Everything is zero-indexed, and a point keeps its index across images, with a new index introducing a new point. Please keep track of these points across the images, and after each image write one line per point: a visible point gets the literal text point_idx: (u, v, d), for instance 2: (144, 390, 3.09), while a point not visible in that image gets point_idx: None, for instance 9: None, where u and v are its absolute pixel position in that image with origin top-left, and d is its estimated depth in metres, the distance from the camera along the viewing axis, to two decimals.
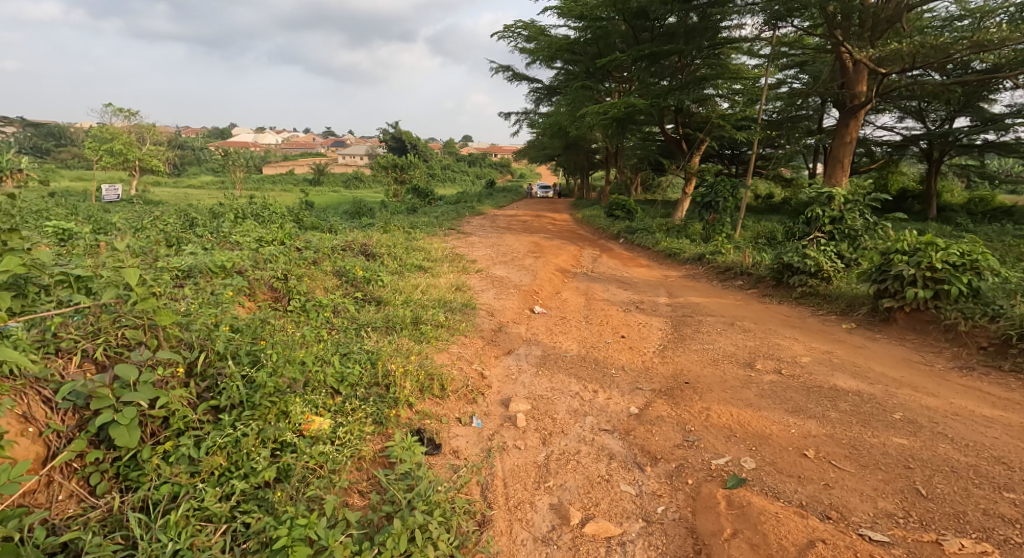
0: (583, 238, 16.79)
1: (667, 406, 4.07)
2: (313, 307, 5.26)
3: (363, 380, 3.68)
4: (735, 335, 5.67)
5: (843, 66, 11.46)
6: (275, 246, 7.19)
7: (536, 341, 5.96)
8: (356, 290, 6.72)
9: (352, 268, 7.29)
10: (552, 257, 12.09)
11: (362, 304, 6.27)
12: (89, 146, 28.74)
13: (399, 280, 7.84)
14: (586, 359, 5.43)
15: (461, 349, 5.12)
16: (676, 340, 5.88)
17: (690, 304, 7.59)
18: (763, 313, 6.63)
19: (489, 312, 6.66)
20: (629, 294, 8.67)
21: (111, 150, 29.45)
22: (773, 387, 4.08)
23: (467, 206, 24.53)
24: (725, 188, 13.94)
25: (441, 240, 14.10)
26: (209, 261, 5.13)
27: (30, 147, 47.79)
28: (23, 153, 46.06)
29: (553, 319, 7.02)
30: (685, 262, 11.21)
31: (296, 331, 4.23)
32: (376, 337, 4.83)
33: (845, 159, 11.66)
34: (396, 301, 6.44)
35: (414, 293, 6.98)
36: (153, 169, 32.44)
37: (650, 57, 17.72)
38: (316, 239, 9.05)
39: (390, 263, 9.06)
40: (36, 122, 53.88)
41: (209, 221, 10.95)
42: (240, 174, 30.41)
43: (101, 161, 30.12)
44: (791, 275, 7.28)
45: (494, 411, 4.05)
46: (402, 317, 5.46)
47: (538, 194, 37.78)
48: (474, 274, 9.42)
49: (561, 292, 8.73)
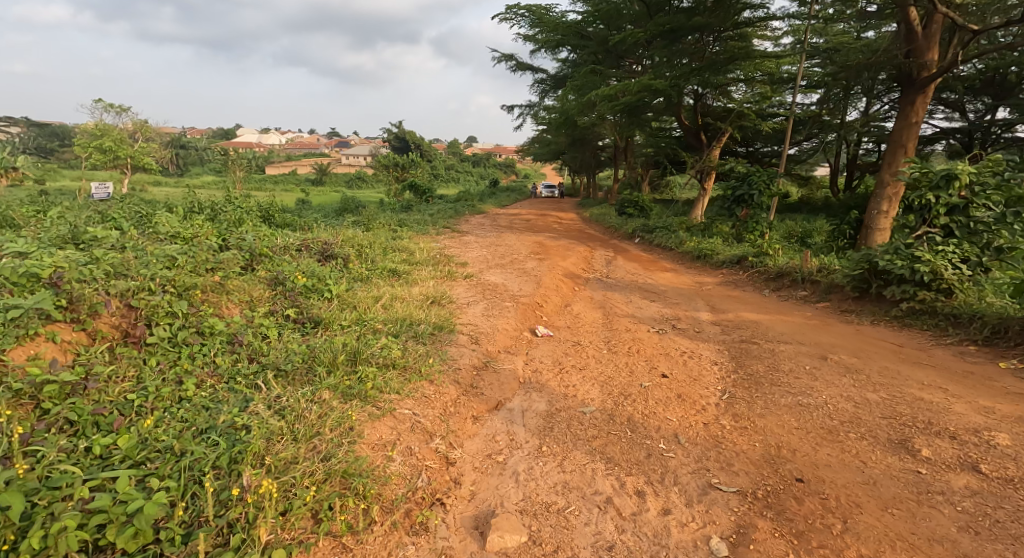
0: (593, 238, 14.89)
1: (782, 544, 2.20)
2: (184, 343, 3.38)
3: (172, 523, 1.97)
4: (838, 380, 3.74)
5: (909, 31, 9.46)
6: (189, 245, 5.35)
7: (539, 386, 4.03)
8: (288, 306, 4.82)
9: (292, 275, 5.45)
10: (560, 259, 10.21)
11: (284, 332, 4.36)
12: (79, 144, 27.37)
13: (358, 290, 5.96)
14: (615, 418, 3.51)
15: (415, 409, 3.20)
16: (747, 385, 3.93)
17: (747, 324, 5.67)
18: (856, 340, 4.72)
19: (471, 337, 4.75)
20: (659, 308, 6.77)
21: (101, 147, 28.14)
22: (983, 508, 2.27)
23: (466, 204, 22.67)
24: (760, 180, 11.80)
25: (431, 240, 12.24)
26: (18, 264, 3.24)
27: (34, 146, 46.80)
28: (27, 153, 45.09)
29: (562, 345, 5.14)
30: (718, 265, 9.33)
31: (79, 416, 2.46)
32: (270, 400, 2.95)
33: (908, 143, 9.69)
34: (339, 326, 4.54)
35: (371, 311, 5.09)
36: (145, 168, 30.91)
37: (668, 36, 15.80)
38: (263, 239, 7.19)
39: (356, 269, 7.20)
40: (41, 123, 52.71)
41: (154, 216, 9.13)
42: (232, 173, 28.73)
43: (93, 159, 28.76)
44: (888, 286, 5.40)
45: (460, 548, 2.27)
46: (329, 355, 3.53)
47: (542, 194, 35.85)
48: (462, 281, 7.52)
49: (570, 304, 6.87)
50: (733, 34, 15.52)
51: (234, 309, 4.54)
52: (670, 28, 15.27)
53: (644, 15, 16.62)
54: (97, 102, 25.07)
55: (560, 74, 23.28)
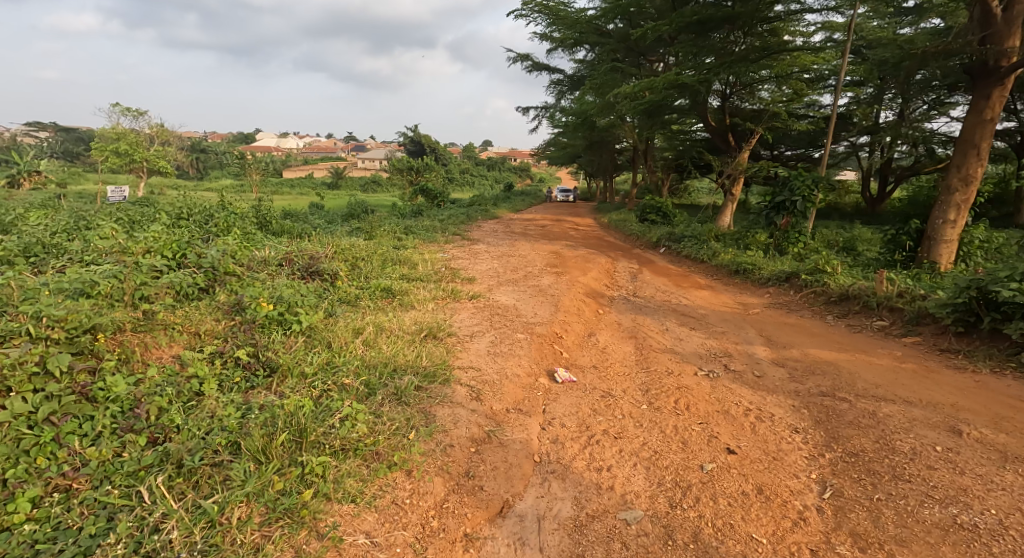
0: (614, 247, 13.75)
1: None
2: (47, 422, 2.35)
3: None
4: (995, 477, 2.65)
5: (986, 13, 8.09)
6: (127, 265, 4.35)
7: (560, 470, 2.93)
8: (236, 347, 3.79)
9: (254, 302, 4.41)
10: (579, 273, 9.08)
11: (220, 389, 3.33)
12: (94, 147, 26.88)
13: (338, 319, 4.90)
14: (679, 540, 2.41)
15: (377, 535, 2.29)
16: (858, 477, 2.77)
17: (820, 365, 4.49)
18: (979, 397, 3.57)
19: (472, 391, 3.66)
20: (702, 339, 5.62)
21: (116, 150, 27.50)
22: None
23: (479, 208, 21.70)
24: (803, 184, 10.53)
25: (438, 249, 11.20)
26: None
27: (60, 151, 46.88)
28: (52, 157, 45.32)
29: (589, 396, 4.00)
30: (762, 282, 8.15)
31: None
32: (140, 536, 2.00)
33: (982, 142, 8.31)
34: (299, 379, 3.50)
35: (347, 350, 4.04)
36: (162, 172, 30.37)
37: (695, 30, 14.61)
38: (237, 252, 6.17)
39: (343, 290, 6.14)
40: (68, 128, 52.78)
41: (130, 225, 8.19)
42: (250, 177, 28.01)
43: (108, 162, 28.23)
44: (1007, 323, 4.27)
45: None
46: (260, 437, 2.48)
47: (559, 198, 34.65)
48: (467, 303, 6.46)
49: (594, 333, 5.75)
50: (763, 30, 14.22)
51: (163, 354, 3.55)
52: (699, 21, 14.04)
53: (668, 9, 15.44)
54: (116, 104, 24.40)
55: (578, 74, 22.20)
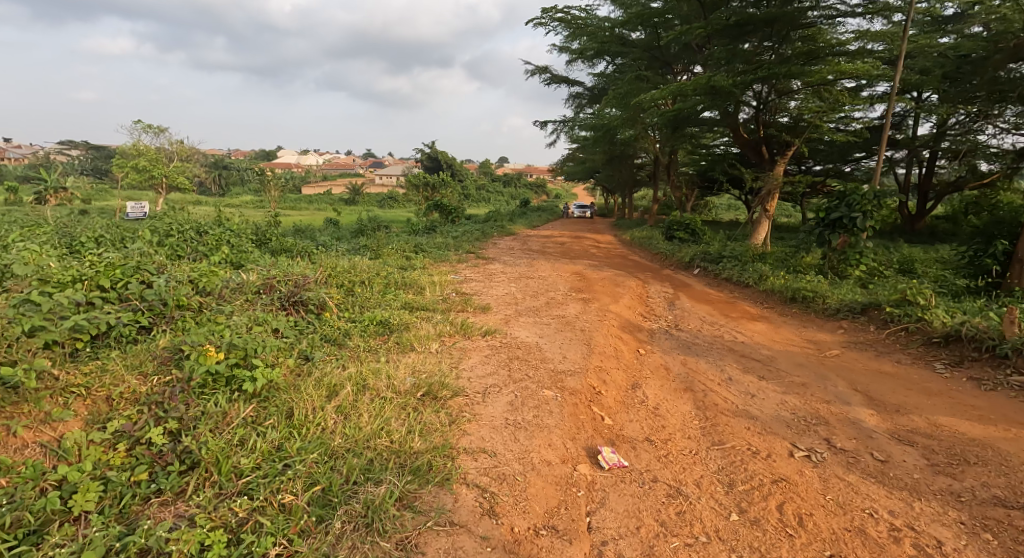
0: (642, 267, 12.56)
1: None
2: None
3: None
4: None
5: None
6: (30, 301, 3.28)
7: None
8: (153, 421, 2.64)
9: (198, 349, 3.23)
10: (610, 300, 7.88)
11: (100, 501, 2.21)
12: (114, 163, 26.45)
13: (309, 371, 3.70)
14: None
15: None
16: None
17: (965, 448, 3.27)
18: None
19: (485, 499, 2.53)
20: (780, 394, 4.36)
21: (136, 166, 26.94)
22: None
23: (497, 224, 20.70)
24: (863, 199, 9.12)
25: (451, 270, 10.05)
26: None
27: (90, 168, 47.33)
28: (80, 174, 45.64)
29: (650, 498, 2.76)
30: (829, 314, 6.83)
31: None
32: None
33: None
34: (224, 485, 2.34)
35: (309, 425, 2.85)
36: (183, 188, 29.88)
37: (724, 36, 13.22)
38: (205, 277, 5.09)
39: (329, 325, 5.01)
40: (99, 145, 53.34)
41: (101, 243, 7.19)
42: (269, 192, 27.40)
43: (128, 179, 27.78)
44: None
45: None
46: None
47: (578, 214, 33.56)
48: (479, 341, 5.28)
49: (641, 385, 4.50)
50: (796, 36, 12.54)
51: (30, 445, 2.45)
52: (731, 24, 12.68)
53: (697, 14, 14.23)
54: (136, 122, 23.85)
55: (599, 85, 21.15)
